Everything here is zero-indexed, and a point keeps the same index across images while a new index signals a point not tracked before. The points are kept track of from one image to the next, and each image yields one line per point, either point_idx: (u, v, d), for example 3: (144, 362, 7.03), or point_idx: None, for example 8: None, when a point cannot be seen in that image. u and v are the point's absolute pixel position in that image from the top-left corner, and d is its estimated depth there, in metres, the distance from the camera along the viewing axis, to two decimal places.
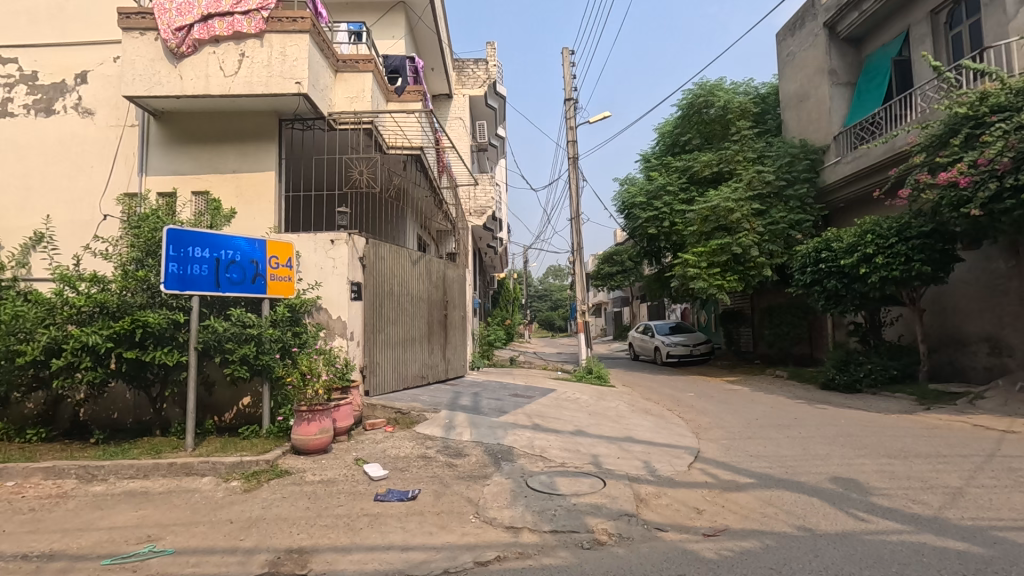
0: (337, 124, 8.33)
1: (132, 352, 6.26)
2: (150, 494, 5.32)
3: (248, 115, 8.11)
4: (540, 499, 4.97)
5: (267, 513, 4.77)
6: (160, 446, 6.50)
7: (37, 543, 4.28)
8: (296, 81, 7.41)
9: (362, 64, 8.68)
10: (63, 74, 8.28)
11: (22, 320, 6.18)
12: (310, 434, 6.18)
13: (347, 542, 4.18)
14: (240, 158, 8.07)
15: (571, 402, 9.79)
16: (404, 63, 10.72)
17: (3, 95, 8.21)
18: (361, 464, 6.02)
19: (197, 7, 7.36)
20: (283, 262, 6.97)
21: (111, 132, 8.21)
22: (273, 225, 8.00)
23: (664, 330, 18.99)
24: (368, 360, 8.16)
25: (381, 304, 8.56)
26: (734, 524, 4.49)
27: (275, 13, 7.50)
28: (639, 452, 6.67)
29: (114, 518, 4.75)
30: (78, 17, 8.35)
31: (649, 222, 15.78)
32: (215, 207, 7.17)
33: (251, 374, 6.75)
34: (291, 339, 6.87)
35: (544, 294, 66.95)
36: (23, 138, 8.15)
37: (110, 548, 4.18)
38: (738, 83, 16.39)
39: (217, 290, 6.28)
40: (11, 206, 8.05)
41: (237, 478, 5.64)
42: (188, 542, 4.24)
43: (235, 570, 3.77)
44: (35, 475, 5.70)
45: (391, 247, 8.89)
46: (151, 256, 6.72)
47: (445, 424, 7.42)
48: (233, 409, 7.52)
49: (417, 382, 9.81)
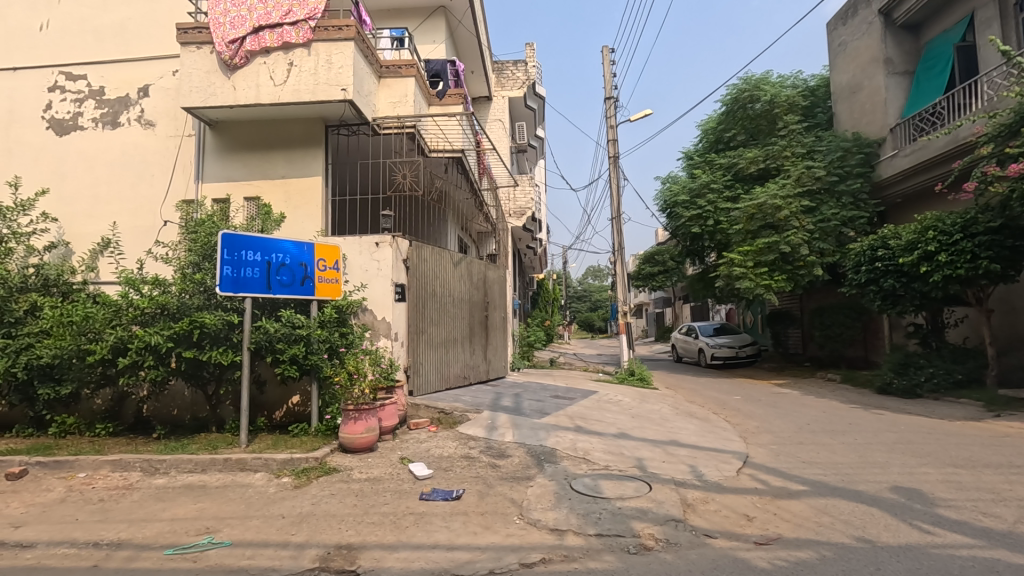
0: (381, 129, 8.51)
1: (190, 352, 6.55)
2: (207, 488, 5.55)
3: (297, 122, 8.37)
4: (585, 502, 4.93)
5: (316, 509, 4.91)
6: (216, 442, 6.78)
7: (106, 532, 4.53)
8: (342, 88, 7.60)
9: (405, 69, 8.82)
10: (127, 88, 8.76)
11: (92, 321, 6.64)
12: (357, 433, 6.32)
13: (394, 539, 4.24)
14: (289, 164, 8.34)
15: (613, 404, 9.67)
16: (445, 67, 10.82)
17: (74, 110, 8.74)
18: (406, 462, 6.13)
19: (249, 20, 7.70)
20: (330, 264, 7.18)
21: (171, 142, 8.63)
22: (321, 229, 8.25)
23: (708, 331, 18.52)
24: (412, 361, 8.30)
25: (424, 305, 8.68)
26: (787, 533, 4.33)
27: (322, 22, 7.73)
28: (685, 456, 6.53)
29: (175, 510, 4.97)
30: (140, 34, 8.82)
31: (692, 221, 15.42)
32: (265, 212, 7.43)
33: (300, 373, 6.95)
34: (338, 340, 7.06)
35: (584, 295, 66.44)
36: (91, 149, 8.67)
37: (171, 538, 4.38)
38: (786, 76, 15.80)
39: (268, 291, 6.49)
40: (81, 214, 8.58)
41: (288, 474, 5.82)
42: (244, 535, 4.40)
43: (288, 565, 3.87)
44: (104, 468, 6.05)
45: (433, 249, 9.02)
46: (206, 260, 6.97)
47: (487, 424, 7.47)
48: (283, 408, 7.77)
49: (459, 382, 9.91)
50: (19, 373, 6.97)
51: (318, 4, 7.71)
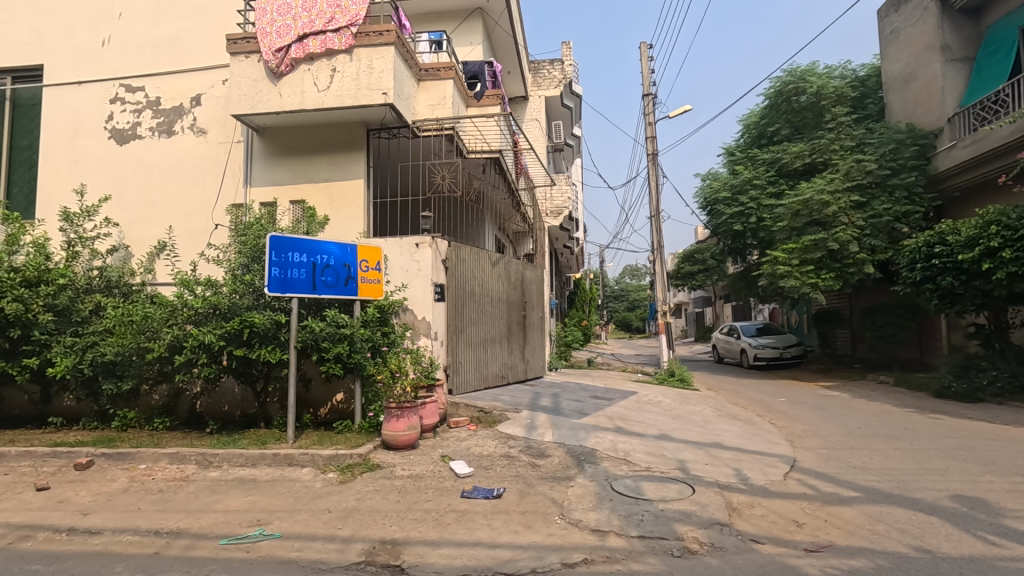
0: (421, 131, 8.65)
1: (241, 351, 6.81)
2: (258, 482, 5.76)
3: (340, 126, 8.58)
4: (627, 503, 4.88)
5: (361, 505, 5.02)
6: (265, 437, 7.02)
7: (166, 521, 4.76)
8: (383, 92, 7.75)
9: (443, 72, 8.90)
10: (181, 97, 9.17)
11: (151, 320, 6.99)
12: (399, 430, 6.45)
13: (436, 536, 4.30)
14: (332, 168, 8.56)
15: (653, 405, 9.53)
16: (483, 68, 10.84)
17: (133, 120, 9.21)
18: (447, 460, 6.20)
19: (294, 29, 7.94)
20: (372, 265, 7.32)
21: (221, 149, 8.98)
22: (363, 230, 8.44)
23: (751, 331, 18.01)
24: (451, 360, 8.40)
25: (463, 305, 8.76)
26: (839, 541, 4.18)
27: (363, 28, 7.90)
28: (729, 459, 6.38)
29: (227, 502, 5.18)
30: (192, 46, 9.21)
31: (734, 218, 15.06)
32: (310, 215, 7.66)
33: (344, 371, 7.13)
34: (381, 339, 7.21)
35: (620, 294, 65.59)
36: (148, 157, 9.11)
37: (226, 529, 4.56)
38: (833, 66, 15.20)
39: (314, 292, 6.68)
40: (139, 219, 9.04)
41: (333, 470, 5.98)
42: (293, 528, 4.54)
43: (335, 558, 3.97)
44: (162, 460, 6.35)
45: (472, 249, 9.10)
46: (256, 261, 7.22)
47: (527, 424, 7.48)
48: (327, 405, 7.98)
49: (498, 381, 9.96)
50: (86, 369, 7.39)
51: (360, 10, 7.88)
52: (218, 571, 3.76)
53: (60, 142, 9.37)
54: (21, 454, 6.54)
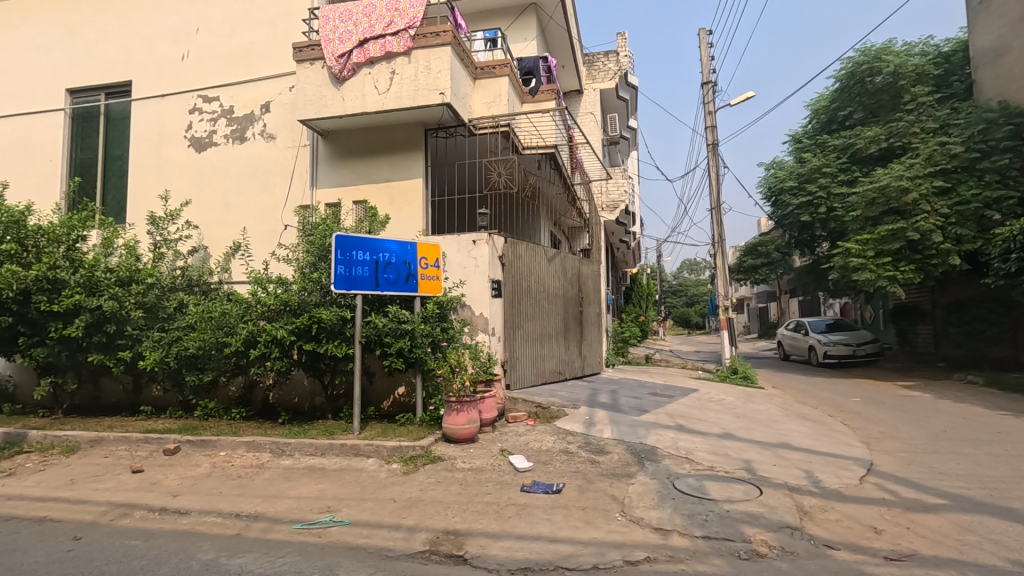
0: (477, 129, 8.76)
1: (310, 345, 7.15)
2: (327, 471, 6.02)
3: (399, 127, 8.81)
4: (690, 503, 4.78)
5: (424, 495, 5.16)
6: (333, 428, 7.33)
7: (244, 505, 5.06)
8: (440, 92, 7.90)
9: (499, 69, 8.97)
10: (252, 105, 9.67)
11: (229, 316, 7.46)
12: (459, 424, 6.57)
13: (497, 528, 4.36)
14: (392, 168, 8.81)
15: (715, 403, 9.25)
16: (538, 64, 10.79)
17: (209, 128, 9.81)
18: (507, 455, 6.27)
19: (355, 35, 8.21)
20: (431, 262, 7.46)
21: (289, 153, 9.41)
22: (421, 228, 8.64)
23: (820, 327, 17.12)
24: (509, 355, 8.46)
25: (519, 301, 8.81)
26: (924, 550, 3.92)
27: (421, 30, 8.06)
28: (798, 460, 6.11)
29: (300, 489, 5.45)
30: (262, 56, 9.69)
31: (802, 208, 14.34)
32: (372, 214, 7.91)
33: (406, 366, 7.34)
34: (440, 334, 7.38)
35: (679, 290, 63.67)
36: (224, 162, 9.69)
37: (299, 514, 4.81)
38: (912, 43, 14.16)
39: (377, 289, 6.90)
40: (217, 221, 9.62)
41: (397, 461, 6.17)
42: (361, 516, 4.73)
43: (401, 546, 4.10)
44: (240, 448, 6.75)
45: (528, 245, 9.13)
46: (322, 260, 7.54)
47: (585, 420, 7.44)
48: (390, 398, 8.24)
49: (555, 377, 9.96)
50: (171, 361, 7.95)
51: (417, 13, 8.05)
52: (293, 554, 3.96)
53: (146, 152, 10.10)
54: (118, 439, 7.13)
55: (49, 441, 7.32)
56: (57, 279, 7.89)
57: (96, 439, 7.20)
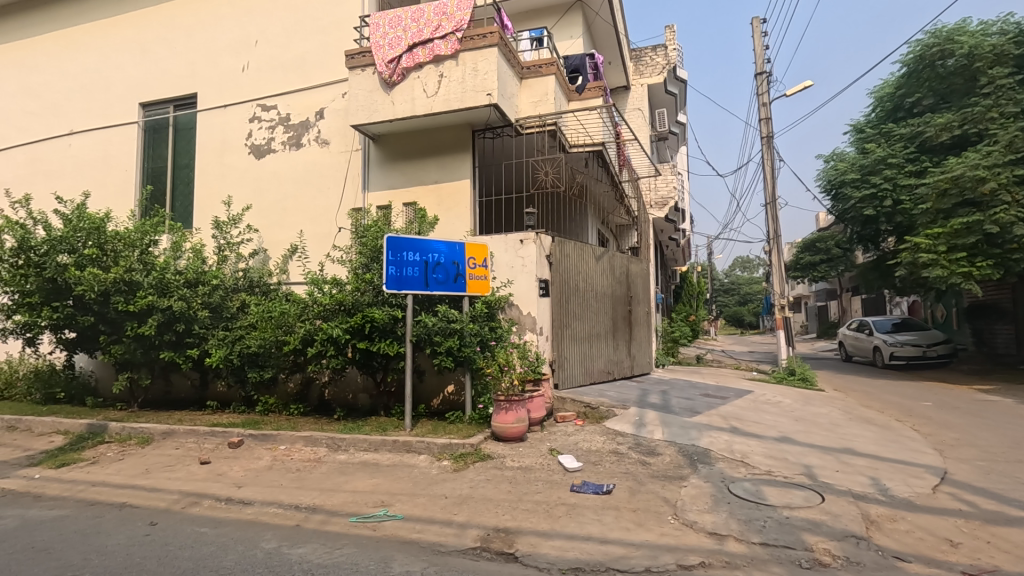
0: (524, 129, 8.79)
1: (363, 343, 7.36)
2: (380, 466, 6.19)
3: (447, 129, 8.94)
4: (746, 508, 4.63)
5: (474, 492, 5.22)
6: (385, 425, 7.52)
7: (304, 497, 5.27)
8: (487, 93, 7.97)
9: (545, 68, 8.95)
10: (307, 112, 10.04)
11: (288, 316, 7.78)
12: (508, 422, 6.60)
13: (547, 527, 4.36)
14: (440, 170, 8.96)
15: (772, 405, 8.93)
16: (584, 61, 10.67)
17: (268, 136, 10.25)
18: (556, 454, 6.26)
19: (404, 40, 8.38)
20: (479, 262, 7.52)
21: (342, 157, 9.70)
22: (469, 229, 8.72)
23: (886, 327, 16.21)
24: (557, 355, 8.44)
25: (567, 300, 8.78)
26: (1007, 566, 3.65)
27: (468, 33, 8.16)
28: (863, 467, 5.81)
29: (355, 483, 5.61)
30: (316, 64, 10.04)
31: (864, 202, 13.63)
32: (421, 216, 8.07)
33: (455, 364, 7.44)
34: (488, 334, 7.45)
35: (732, 288, 61.65)
36: (282, 168, 10.10)
37: (354, 507, 4.96)
38: (990, 22, 13.17)
39: (426, 288, 7.03)
40: (276, 224, 10.04)
41: (447, 458, 6.26)
42: (413, 511, 4.83)
43: (453, 542, 4.17)
44: (299, 442, 7.02)
45: (576, 244, 9.08)
46: (374, 261, 7.73)
47: (635, 421, 7.32)
48: (440, 396, 8.37)
49: (603, 377, 9.86)
50: (234, 359, 8.35)
51: (465, 16, 8.15)
52: (350, 546, 4.09)
53: (211, 160, 10.66)
54: (187, 431, 7.56)
55: (127, 433, 7.85)
56: (132, 281, 8.45)
57: (168, 431, 7.66)
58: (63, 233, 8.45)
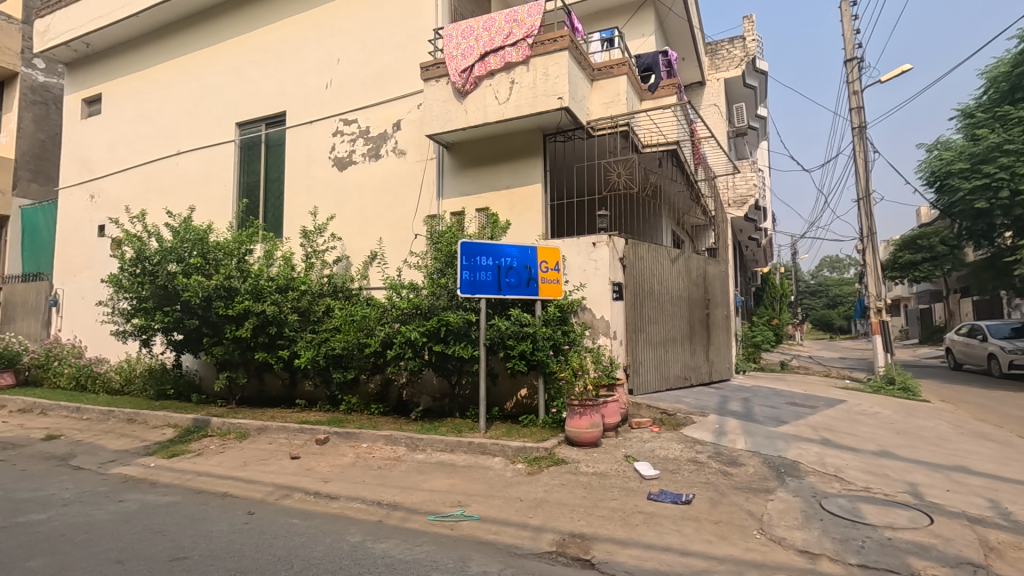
0: (595, 131, 8.72)
1: (439, 346, 7.57)
2: (456, 466, 6.33)
3: (519, 135, 9.02)
4: (841, 526, 4.31)
5: (549, 496, 5.21)
6: (461, 427, 7.67)
7: (385, 494, 5.48)
8: (559, 97, 7.97)
9: (617, 68, 8.82)
10: (386, 124, 10.47)
11: (369, 319, 8.14)
12: (582, 428, 6.55)
13: (624, 535, 4.27)
14: (512, 175, 9.06)
15: (868, 416, 8.27)
16: (657, 59, 10.41)
17: (350, 148, 10.79)
18: (631, 461, 6.13)
19: (477, 49, 8.55)
20: (551, 266, 7.53)
21: (418, 166, 10.02)
22: (542, 233, 8.75)
23: (1003, 332, 14.59)
24: (631, 359, 8.29)
25: (641, 304, 8.58)
26: None
27: (539, 38, 8.21)
28: (979, 487, 5.25)
29: (432, 483, 5.77)
30: (394, 78, 10.46)
31: (976, 193, 12.36)
32: (494, 221, 8.22)
33: (528, 368, 7.47)
34: (561, 337, 7.44)
35: (819, 290, 57.77)
36: (362, 179, 10.60)
37: (433, 506, 5.09)
38: None
39: (499, 293, 7.12)
40: (357, 233, 10.53)
41: (522, 461, 6.31)
42: (489, 512, 4.90)
43: (529, 545, 4.18)
44: (380, 440, 7.31)
45: (650, 247, 8.87)
46: (449, 266, 7.92)
47: (715, 429, 7.04)
48: (513, 399, 8.44)
49: (680, 383, 9.56)
50: (320, 360, 8.84)
51: (535, 22, 8.23)
52: (429, 543, 4.21)
53: (298, 173, 11.37)
54: (279, 428, 8.09)
55: (227, 427, 8.51)
56: (231, 287, 9.16)
57: (262, 427, 8.24)
58: (172, 244, 9.33)
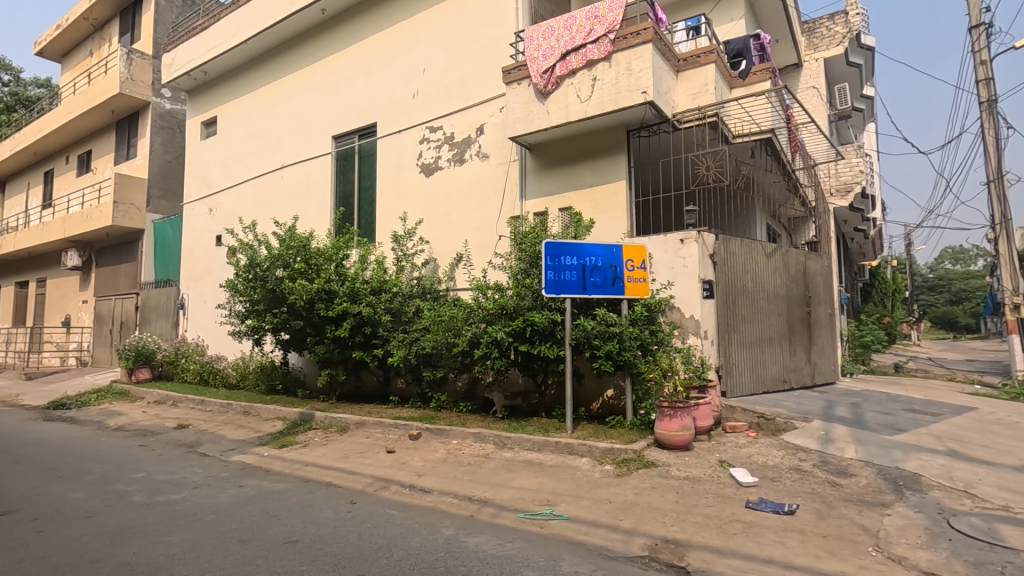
0: (681, 124, 8.40)
1: (525, 346, 7.65)
2: (544, 465, 6.37)
3: (601, 133, 8.92)
4: (975, 548, 3.87)
5: (640, 499, 5.11)
6: (547, 426, 7.70)
7: (475, 490, 5.62)
8: (643, 91, 7.79)
9: (704, 57, 8.45)
10: (470, 129, 10.73)
11: (457, 319, 8.39)
12: (673, 430, 6.35)
13: (721, 544, 4.10)
14: (595, 173, 8.97)
15: (1004, 426, 7.35)
16: (748, 43, 9.79)
17: (436, 155, 11.18)
18: (726, 466, 5.86)
19: (557, 49, 8.54)
20: (638, 264, 7.37)
21: (501, 169, 10.17)
22: (626, 230, 8.60)
23: None
24: (724, 360, 7.93)
25: (734, 302, 8.19)
26: None
27: (621, 32, 8.06)
28: None
29: (521, 481, 5.85)
30: (477, 83, 10.70)
31: None
32: (577, 220, 8.19)
33: (615, 369, 7.36)
34: (649, 337, 7.29)
35: (939, 284, 52.09)
36: (448, 183, 10.94)
37: (522, 504, 5.16)
38: None
39: (584, 292, 7.07)
40: (444, 235, 10.88)
41: (610, 462, 6.23)
42: (578, 512, 4.88)
43: (620, 548, 4.12)
44: (469, 438, 7.52)
45: (743, 242, 8.44)
46: (533, 267, 7.97)
47: (820, 436, 6.56)
48: (599, 400, 8.36)
49: (779, 386, 9.01)
50: (412, 358, 9.24)
51: (617, 16, 8.09)
52: (520, 541, 4.27)
53: (389, 181, 11.93)
54: (376, 423, 8.55)
55: (329, 421, 9.11)
56: (330, 290, 9.81)
57: (360, 421, 8.74)
58: (279, 251, 10.13)
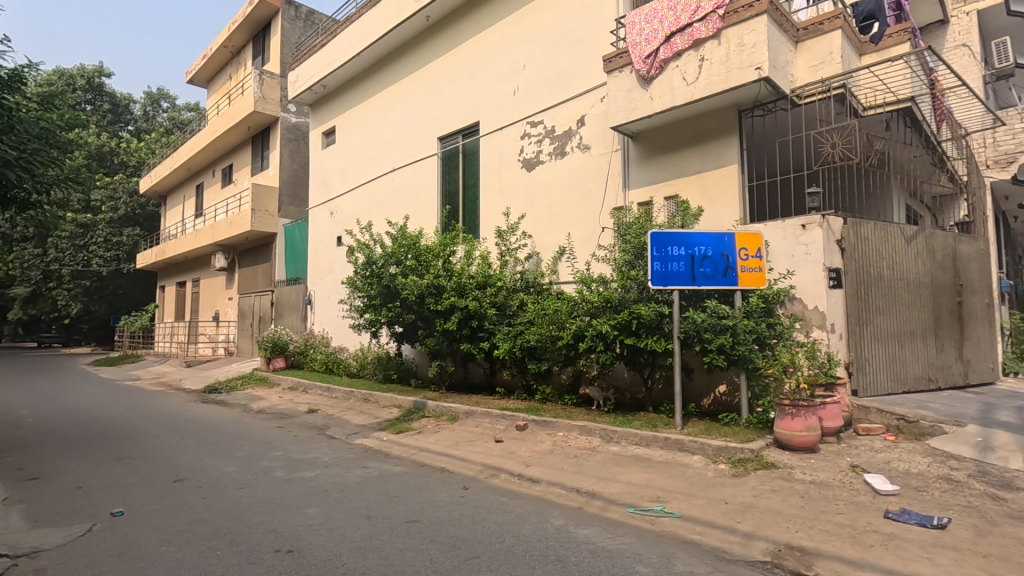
0: (801, 99, 7.77)
1: (631, 340, 7.50)
2: (653, 461, 6.21)
3: (710, 115, 8.46)
4: None
5: (759, 502, 4.82)
6: (655, 422, 7.51)
7: (583, 482, 5.62)
8: (757, 67, 7.29)
9: (828, 23, 7.71)
10: (570, 122, 10.67)
11: (560, 312, 8.42)
12: (796, 430, 5.91)
13: (856, 555, 3.76)
14: (704, 158, 8.55)
15: None
16: (882, 2, 8.79)
17: (537, 149, 11.26)
18: (860, 472, 5.35)
19: (661, 31, 8.20)
20: (752, 253, 6.90)
21: (603, 159, 10.01)
22: (739, 218, 8.12)
23: None
24: (855, 356, 7.23)
25: (867, 293, 7.42)
26: None
27: (731, 7, 7.59)
28: None
29: (629, 476, 5.75)
30: (576, 75, 10.61)
31: None
32: (685, 208, 7.88)
33: (728, 363, 6.99)
34: (766, 331, 6.80)
35: None
36: (550, 177, 10.97)
37: (632, 499, 5.08)
38: None
39: (693, 283, 6.79)
40: (546, 228, 10.93)
41: (724, 461, 5.93)
42: (691, 511, 4.71)
43: (738, 551, 3.93)
44: (575, 430, 7.53)
45: (876, 225, 7.62)
46: (638, 258, 7.76)
47: (976, 443, 5.77)
48: (711, 396, 7.97)
49: (923, 385, 8.03)
50: (516, 351, 9.41)
51: None
52: (630, 536, 4.21)
53: (492, 178, 12.21)
54: (484, 413, 8.84)
55: (440, 410, 9.56)
56: (439, 285, 10.31)
57: (469, 411, 9.09)
58: (393, 249, 10.81)
